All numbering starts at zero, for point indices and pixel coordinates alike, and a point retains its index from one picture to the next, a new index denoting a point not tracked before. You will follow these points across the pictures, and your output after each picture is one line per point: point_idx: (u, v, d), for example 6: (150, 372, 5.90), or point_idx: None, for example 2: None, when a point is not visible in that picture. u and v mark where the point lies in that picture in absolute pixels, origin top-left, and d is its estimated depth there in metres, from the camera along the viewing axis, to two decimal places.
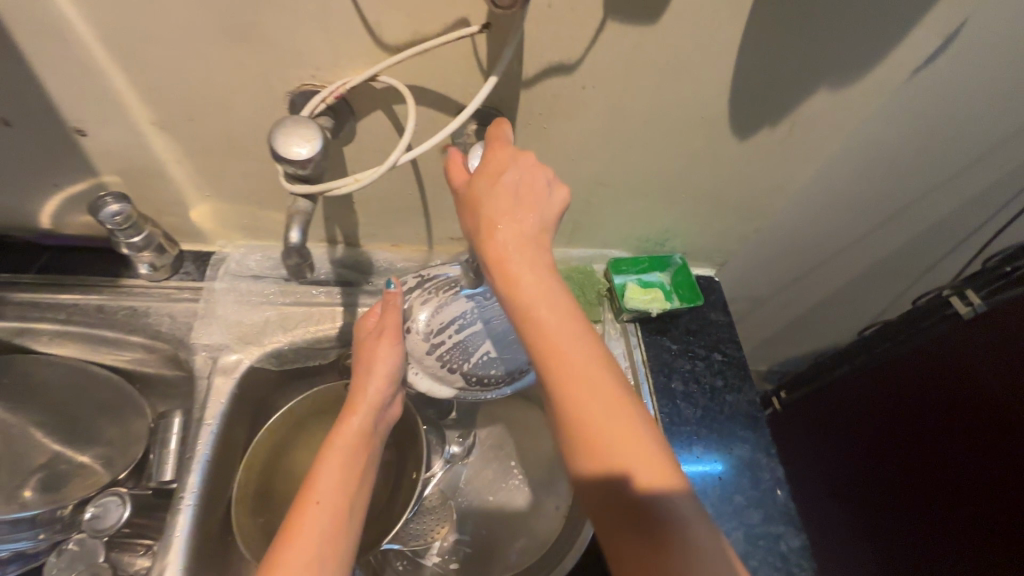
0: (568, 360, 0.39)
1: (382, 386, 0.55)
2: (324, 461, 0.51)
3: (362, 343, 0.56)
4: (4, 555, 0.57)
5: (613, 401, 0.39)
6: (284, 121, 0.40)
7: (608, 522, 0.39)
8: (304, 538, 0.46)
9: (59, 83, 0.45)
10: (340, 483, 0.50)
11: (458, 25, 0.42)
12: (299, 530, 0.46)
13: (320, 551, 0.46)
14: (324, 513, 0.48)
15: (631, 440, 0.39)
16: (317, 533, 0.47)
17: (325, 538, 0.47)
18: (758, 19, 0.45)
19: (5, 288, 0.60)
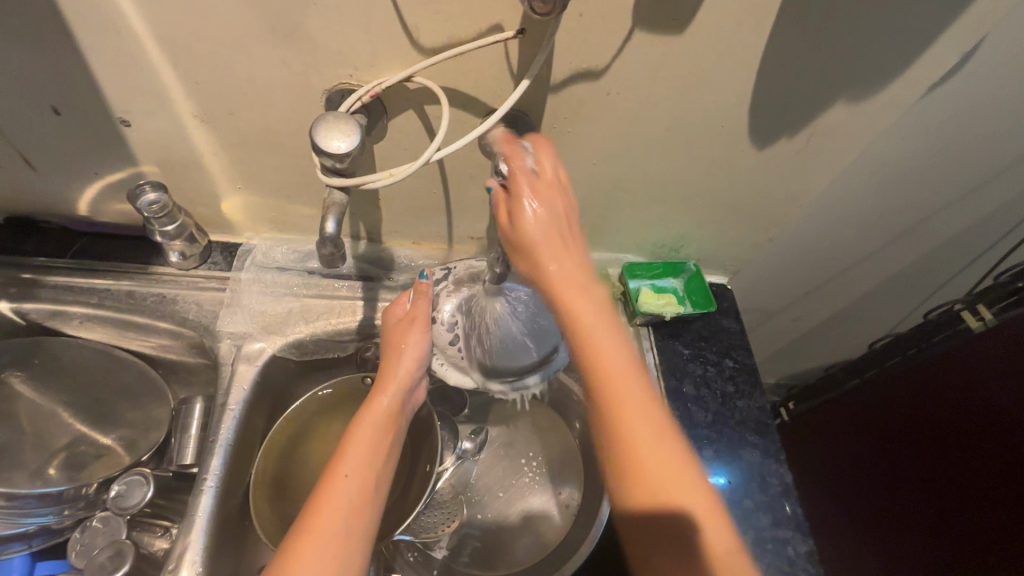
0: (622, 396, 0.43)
1: (408, 368, 0.57)
2: (350, 436, 0.53)
3: (391, 328, 0.60)
4: (28, 529, 0.59)
5: (661, 432, 0.43)
6: (325, 117, 0.42)
7: (644, 531, 0.42)
8: (332, 506, 0.48)
9: (110, 75, 0.47)
10: (368, 457, 0.52)
11: (493, 30, 0.44)
12: (326, 498, 0.48)
13: (347, 518, 0.48)
14: (351, 483, 0.50)
15: (676, 470, 0.42)
16: (344, 500, 0.49)
17: (352, 506, 0.49)
18: (780, 32, 0.47)
19: (43, 272, 0.63)
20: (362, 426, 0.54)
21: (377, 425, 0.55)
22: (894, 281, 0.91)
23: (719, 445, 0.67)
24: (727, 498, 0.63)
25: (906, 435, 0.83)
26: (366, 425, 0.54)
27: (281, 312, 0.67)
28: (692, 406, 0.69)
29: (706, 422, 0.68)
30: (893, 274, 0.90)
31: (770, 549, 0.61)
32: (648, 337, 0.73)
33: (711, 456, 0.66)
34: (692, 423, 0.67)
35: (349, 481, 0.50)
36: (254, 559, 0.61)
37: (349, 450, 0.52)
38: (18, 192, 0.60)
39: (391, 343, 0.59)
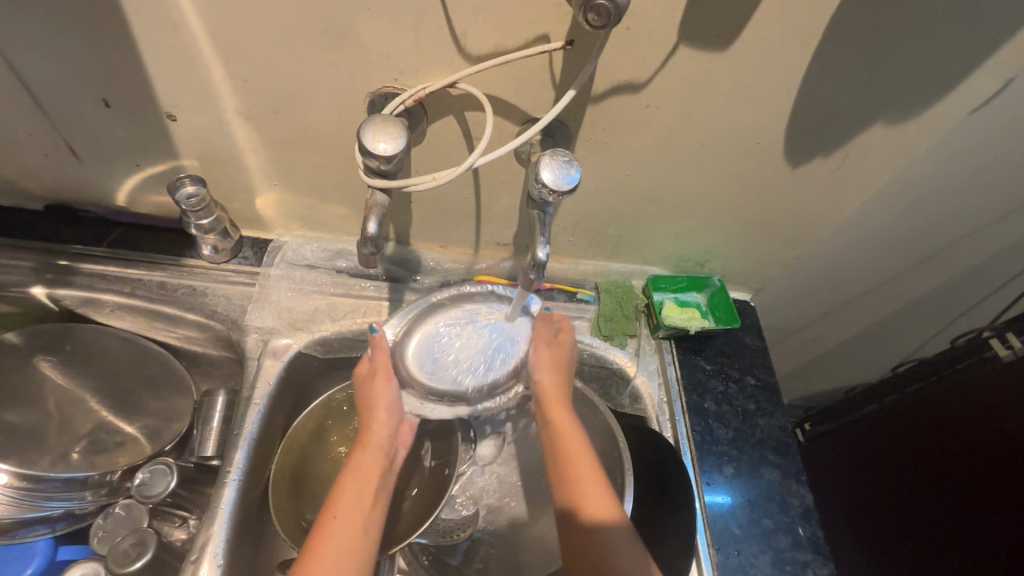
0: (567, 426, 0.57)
1: (383, 420, 0.57)
2: (338, 485, 0.52)
3: (361, 386, 0.59)
4: (53, 513, 0.59)
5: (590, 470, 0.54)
6: (373, 118, 0.43)
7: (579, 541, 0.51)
8: (324, 553, 0.46)
9: (162, 70, 0.48)
10: (357, 504, 0.51)
11: (540, 41, 0.45)
12: (316, 549, 0.47)
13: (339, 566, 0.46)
14: (341, 527, 0.49)
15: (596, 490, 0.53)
16: (335, 545, 0.47)
17: (340, 556, 0.47)
18: (823, 53, 0.47)
19: (79, 259, 0.64)
20: (348, 475, 0.53)
21: (365, 471, 0.54)
22: (919, 306, 0.90)
23: (739, 462, 0.66)
24: (746, 517, 0.63)
25: (919, 462, 0.82)
26: (354, 473, 0.53)
27: (307, 309, 0.67)
28: (714, 422, 0.68)
29: (727, 439, 0.67)
30: (919, 298, 0.88)
31: (790, 571, 0.60)
32: (670, 350, 0.73)
33: (731, 474, 0.65)
34: (713, 439, 0.67)
35: (338, 531, 0.48)
36: (271, 555, 0.61)
37: (334, 501, 0.51)
38: (60, 180, 0.61)
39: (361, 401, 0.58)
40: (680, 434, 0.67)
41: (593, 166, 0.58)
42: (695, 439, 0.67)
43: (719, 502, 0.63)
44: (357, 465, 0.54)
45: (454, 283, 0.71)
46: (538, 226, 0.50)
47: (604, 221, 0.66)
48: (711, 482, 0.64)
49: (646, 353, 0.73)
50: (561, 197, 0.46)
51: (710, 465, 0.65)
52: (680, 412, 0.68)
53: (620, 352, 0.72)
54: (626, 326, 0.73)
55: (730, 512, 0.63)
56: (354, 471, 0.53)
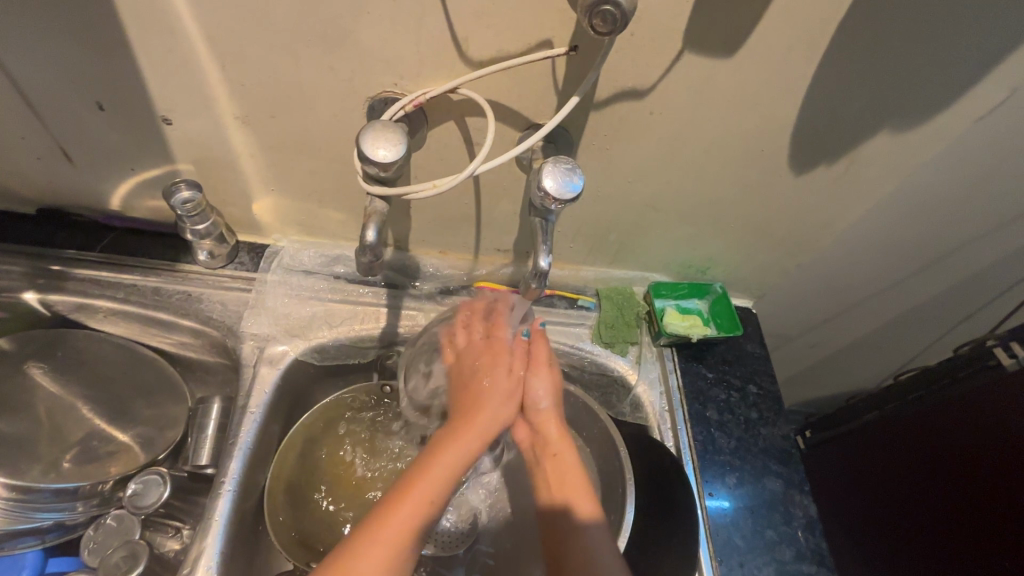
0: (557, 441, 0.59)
1: (513, 388, 0.56)
2: (453, 435, 0.51)
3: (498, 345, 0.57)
4: (43, 525, 0.58)
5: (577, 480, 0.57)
6: (372, 125, 0.42)
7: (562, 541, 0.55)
8: (418, 512, 0.46)
9: (158, 74, 0.47)
10: (465, 464, 0.50)
11: (543, 46, 0.44)
12: (413, 502, 0.46)
13: (423, 524, 0.46)
14: (443, 487, 0.48)
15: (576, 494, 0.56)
16: (429, 507, 0.47)
17: (425, 511, 0.47)
18: (830, 60, 0.46)
19: (73, 264, 0.63)
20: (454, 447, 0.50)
21: (482, 433, 0.52)
22: (922, 313, 0.89)
23: (742, 472, 0.65)
24: (749, 528, 0.62)
25: (920, 472, 0.82)
26: (470, 428, 0.51)
27: (304, 316, 0.66)
28: (716, 431, 0.67)
29: (730, 448, 0.66)
30: (921, 306, 0.88)
31: None
32: (672, 358, 0.72)
33: (733, 484, 0.64)
34: (715, 449, 0.66)
35: (438, 487, 0.48)
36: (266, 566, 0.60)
37: (444, 454, 0.49)
38: (53, 184, 0.60)
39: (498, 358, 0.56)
40: (682, 444, 0.66)
41: (595, 172, 0.57)
42: (698, 449, 0.66)
43: (722, 512, 0.63)
44: (477, 419, 0.52)
45: (453, 289, 0.71)
46: (540, 234, 0.49)
47: (606, 227, 0.65)
48: (713, 492, 0.63)
49: (648, 361, 0.72)
50: (564, 205, 0.45)
51: (713, 475, 0.64)
52: (682, 421, 0.68)
53: (621, 359, 0.71)
54: (628, 333, 0.72)
55: (733, 523, 0.62)
56: (473, 426, 0.52)
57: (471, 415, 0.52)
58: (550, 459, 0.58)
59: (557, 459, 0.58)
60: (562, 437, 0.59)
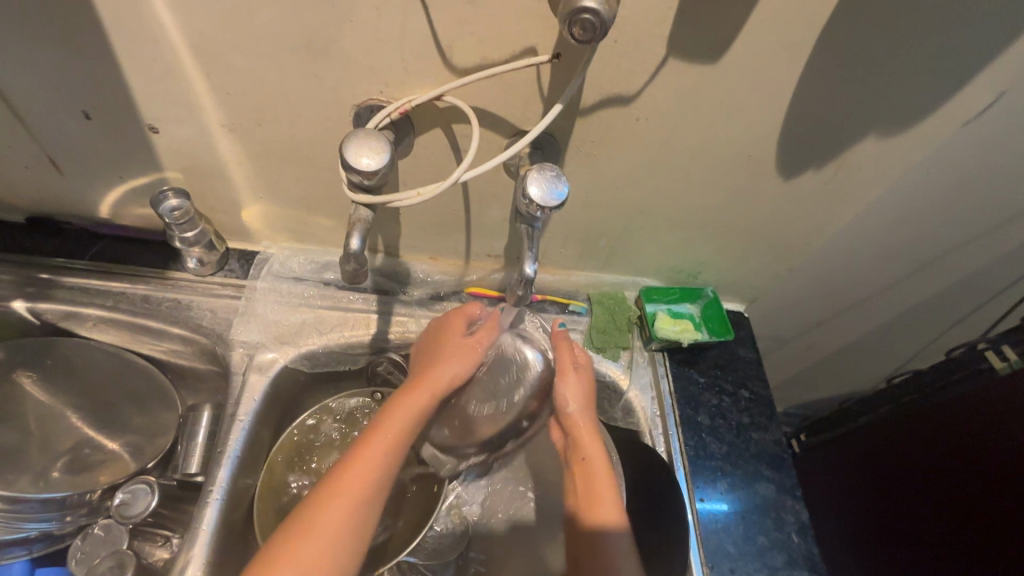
0: (584, 445, 0.58)
1: (462, 369, 0.56)
2: (388, 416, 0.52)
3: (456, 338, 0.59)
4: (30, 535, 0.58)
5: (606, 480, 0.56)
6: (356, 132, 0.42)
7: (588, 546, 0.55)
8: (352, 488, 0.47)
9: (144, 83, 0.47)
10: (396, 447, 0.50)
11: (527, 53, 0.44)
12: (345, 480, 0.47)
13: (362, 503, 0.47)
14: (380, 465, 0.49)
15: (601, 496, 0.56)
16: (365, 482, 0.48)
17: (376, 475, 0.48)
18: (814, 65, 0.47)
19: (61, 273, 0.63)
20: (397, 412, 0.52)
21: (416, 411, 0.53)
22: (915, 316, 0.89)
23: (733, 478, 0.65)
24: (741, 534, 0.62)
25: (913, 473, 0.81)
26: (404, 407, 0.52)
27: (294, 323, 0.66)
28: (708, 436, 0.67)
29: (721, 454, 0.66)
30: (914, 309, 0.88)
31: None
32: (663, 363, 0.72)
33: (725, 489, 0.64)
34: (707, 454, 0.66)
35: (372, 465, 0.48)
36: None
37: (376, 435, 0.50)
38: (42, 193, 0.60)
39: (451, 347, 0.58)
40: (674, 450, 0.66)
41: (582, 177, 0.57)
42: (689, 455, 0.66)
43: (713, 519, 0.62)
44: (411, 398, 0.53)
45: (444, 295, 0.70)
46: (526, 240, 0.49)
47: (595, 232, 0.65)
48: (704, 498, 0.63)
49: (640, 366, 0.72)
50: (549, 212, 0.45)
51: (704, 481, 0.64)
52: (673, 427, 0.68)
53: (612, 364, 0.71)
54: (619, 338, 0.72)
55: (725, 529, 0.62)
56: (407, 404, 0.53)
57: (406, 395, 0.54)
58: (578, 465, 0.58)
59: (583, 465, 0.57)
60: (591, 444, 0.58)
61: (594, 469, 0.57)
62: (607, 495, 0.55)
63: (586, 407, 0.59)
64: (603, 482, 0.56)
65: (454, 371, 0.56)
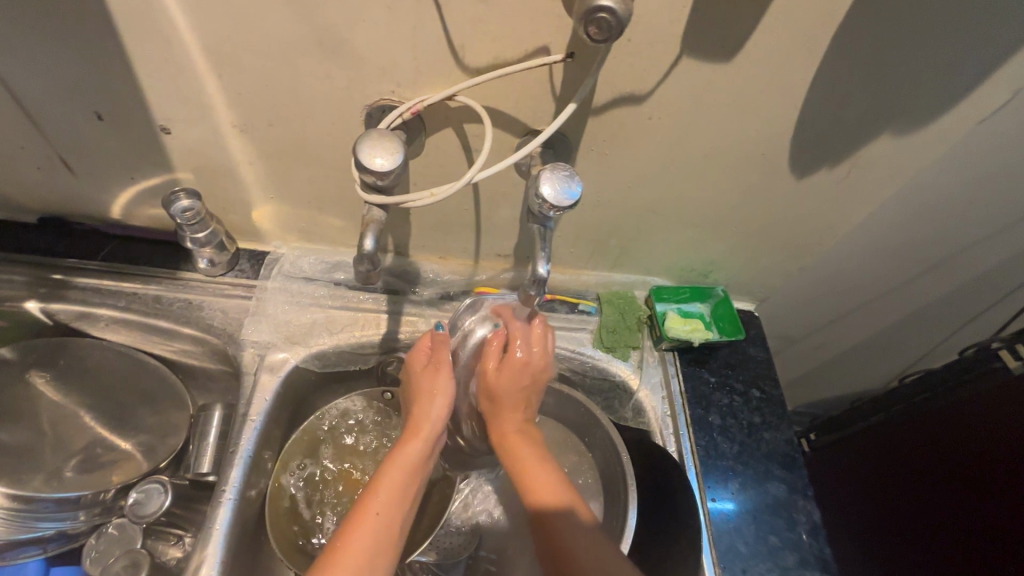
0: (521, 446, 0.56)
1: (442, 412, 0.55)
2: (380, 479, 0.51)
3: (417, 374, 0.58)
4: (46, 534, 0.58)
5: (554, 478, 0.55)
6: (369, 133, 0.42)
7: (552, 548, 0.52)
8: (359, 550, 0.46)
9: (156, 84, 0.47)
10: (396, 502, 0.50)
11: (540, 52, 0.44)
12: (349, 545, 0.46)
13: (373, 565, 0.46)
14: (379, 526, 0.48)
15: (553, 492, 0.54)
16: (371, 544, 0.47)
17: (381, 531, 0.48)
18: (830, 63, 0.46)
19: (74, 273, 0.63)
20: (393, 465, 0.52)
21: (407, 467, 0.52)
22: (927, 315, 0.88)
23: (745, 477, 0.65)
24: (753, 534, 0.62)
25: (926, 476, 0.81)
26: (394, 469, 0.52)
27: (305, 323, 0.66)
28: (719, 436, 0.67)
29: (732, 454, 0.66)
30: (925, 307, 0.87)
31: None
32: (674, 362, 0.72)
33: (736, 489, 0.64)
34: (718, 454, 0.66)
35: (372, 530, 0.48)
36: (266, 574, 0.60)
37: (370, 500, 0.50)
38: (55, 194, 0.61)
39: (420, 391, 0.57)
40: (685, 450, 0.66)
41: (594, 176, 0.56)
42: (700, 455, 0.65)
43: (725, 519, 0.62)
44: (402, 458, 0.53)
45: (454, 294, 0.70)
46: (539, 240, 0.49)
47: (606, 232, 0.65)
48: (716, 498, 0.63)
49: (650, 365, 0.72)
50: (563, 212, 0.45)
51: (715, 480, 0.64)
52: (684, 426, 0.67)
53: (622, 364, 0.71)
54: (629, 338, 0.72)
55: (736, 529, 0.62)
56: (397, 462, 0.52)
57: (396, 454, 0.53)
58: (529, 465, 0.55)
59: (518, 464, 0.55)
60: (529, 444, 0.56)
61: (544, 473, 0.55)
62: (567, 494, 0.54)
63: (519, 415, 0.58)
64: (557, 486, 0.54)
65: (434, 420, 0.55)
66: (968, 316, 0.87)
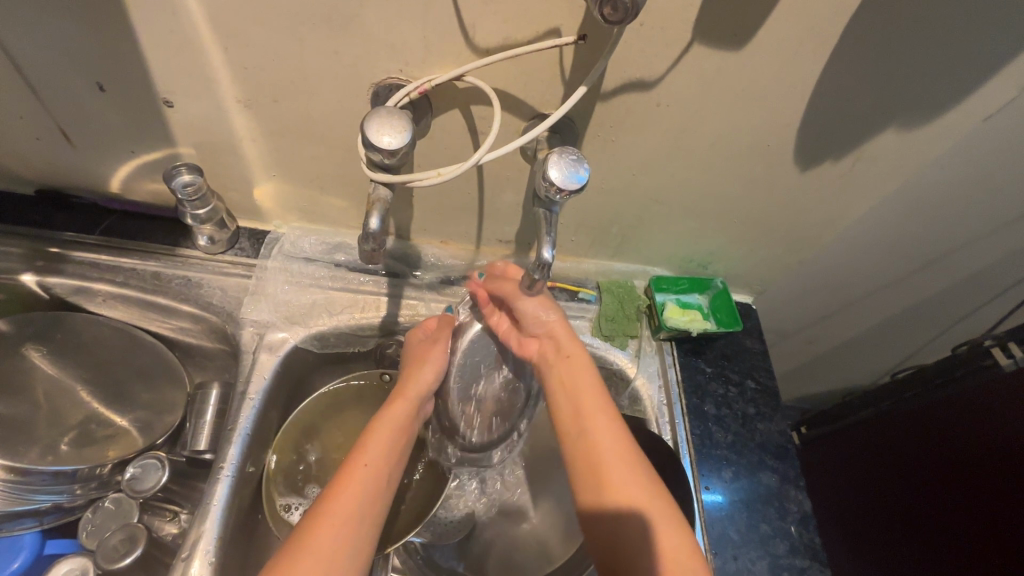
0: (593, 413, 0.55)
1: (431, 376, 0.59)
2: (367, 436, 0.53)
3: (413, 348, 0.61)
4: (42, 507, 0.58)
5: (628, 449, 0.52)
6: (377, 111, 0.42)
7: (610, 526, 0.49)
8: (346, 498, 0.48)
9: (160, 55, 0.47)
10: (383, 459, 0.52)
11: (551, 34, 0.43)
12: (338, 493, 0.48)
13: (361, 513, 0.48)
14: (368, 477, 0.50)
15: (625, 467, 0.51)
16: (360, 494, 0.48)
17: (372, 483, 0.50)
18: (841, 55, 0.46)
19: (71, 247, 0.63)
20: (380, 426, 0.54)
21: (393, 427, 0.55)
22: (922, 311, 0.89)
23: (738, 467, 0.66)
24: (744, 522, 0.63)
25: (916, 472, 0.82)
26: (382, 428, 0.54)
27: (305, 303, 0.66)
28: (713, 426, 0.68)
29: (727, 443, 0.67)
30: (920, 304, 0.88)
31: None
32: (671, 352, 0.72)
33: (729, 478, 0.65)
34: (712, 443, 0.67)
35: (363, 481, 0.49)
36: (264, 552, 0.61)
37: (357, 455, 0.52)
38: (52, 165, 0.60)
39: (412, 360, 0.60)
40: (680, 438, 0.67)
41: (599, 163, 0.56)
42: (695, 443, 0.66)
43: (717, 508, 0.63)
44: (390, 420, 0.55)
45: (454, 279, 0.71)
46: (544, 225, 0.48)
47: (608, 220, 0.65)
48: (710, 486, 0.63)
49: (647, 354, 0.72)
50: (569, 196, 0.45)
51: (709, 470, 0.65)
52: (680, 416, 0.68)
53: (620, 352, 0.72)
54: (627, 327, 0.72)
55: (729, 517, 0.63)
56: (385, 420, 0.55)
57: (382, 414, 0.56)
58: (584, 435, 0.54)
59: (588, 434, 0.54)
60: (600, 411, 0.55)
61: (607, 442, 0.53)
62: (629, 471, 0.51)
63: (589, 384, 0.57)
64: (618, 458, 0.52)
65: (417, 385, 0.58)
66: (962, 314, 0.88)
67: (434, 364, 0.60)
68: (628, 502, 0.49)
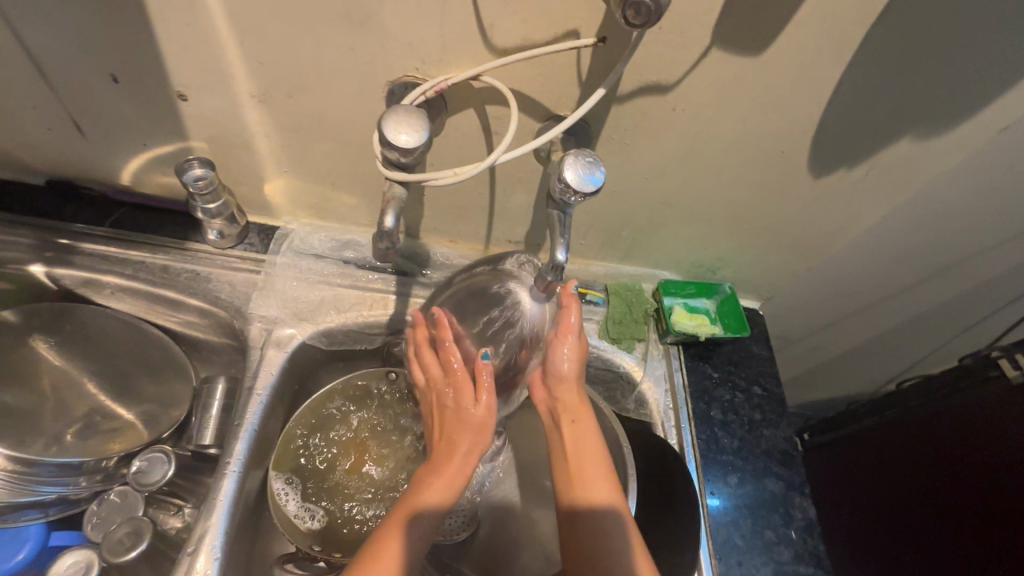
0: (581, 413, 0.55)
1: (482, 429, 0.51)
2: (420, 479, 0.49)
3: (451, 372, 0.53)
4: (46, 498, 0.58)
5: (598, 448, 0.54)
6: (394, 109, 0.42)
7: (578, 530, 0.51)
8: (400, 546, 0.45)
9: (177, 47, 0.46)
10: (439, 510, 0.48)
11: (570, 35, 0.43)
12: (374, 551, 0.45)
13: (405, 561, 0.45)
14: (416, 527, 0.47)
15: (597, 468, 0.53)
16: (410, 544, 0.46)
17: (420, 529, 0.47)
18: (859, 63, 0.46)
19: (80, 238, 0.63)
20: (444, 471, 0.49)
21: (448, 480, 0.49)
22: (928, 321, 0.89)
23: (744, 473, 0.65)
24: (749, 528, 0.62)
25: (921, 482, 0.82)
26: (431, 482, 0.49)
27: (313, 300, 0.66)
28: (720, 430, 0.68)
29: (733, 449, 0.67)
30: (927, 314, 0.88)
31: None
32: (678, 356, 0.72)
33: (735, 484, 0.65)
34: (718, 448, 0.66)
35: (411, 530, 0.46)
36: (268, 546, 0.61)
37: (400, 508, 0.48)
38: (64, 156, 0.60)
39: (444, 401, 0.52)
40: (685, 442, 0.67)
41: (612, 166, 0.56)
42: (700, 448, 0.66)
43: (722, 514, 0.63)
44: (446, 467, 0.49)
45: None
46: (558, 226, 0.48)
47: (618, 223, 0.65)
48: (716, 491, 0.64)
49: (654, 358, 0.72)
50: (584, 198, 0.45)
51: (716, 475, 0.65)
52: (686, 421, 0.68)
53: (627, 356, 0.71)
54: (635, 330, 0.72)
55: (733, 523, 0.63)
56: (445, 476, 0.49)
57: (436, 465, 0.50)
58: (568, 424, 0.55)
59: (573, 429, 0.55)
60: (579, 399, 0.56)
61: (586, 445, 0.54)
62: (601, 470, 0.53)
63: (574, 387, 0.56)
64: (596, 462, 0.53)
65: (482, 420, 0.51)
66: (967, 324, 0.88)
67: (466, 397, 0.51)
68: (599, 494, 0.51)
